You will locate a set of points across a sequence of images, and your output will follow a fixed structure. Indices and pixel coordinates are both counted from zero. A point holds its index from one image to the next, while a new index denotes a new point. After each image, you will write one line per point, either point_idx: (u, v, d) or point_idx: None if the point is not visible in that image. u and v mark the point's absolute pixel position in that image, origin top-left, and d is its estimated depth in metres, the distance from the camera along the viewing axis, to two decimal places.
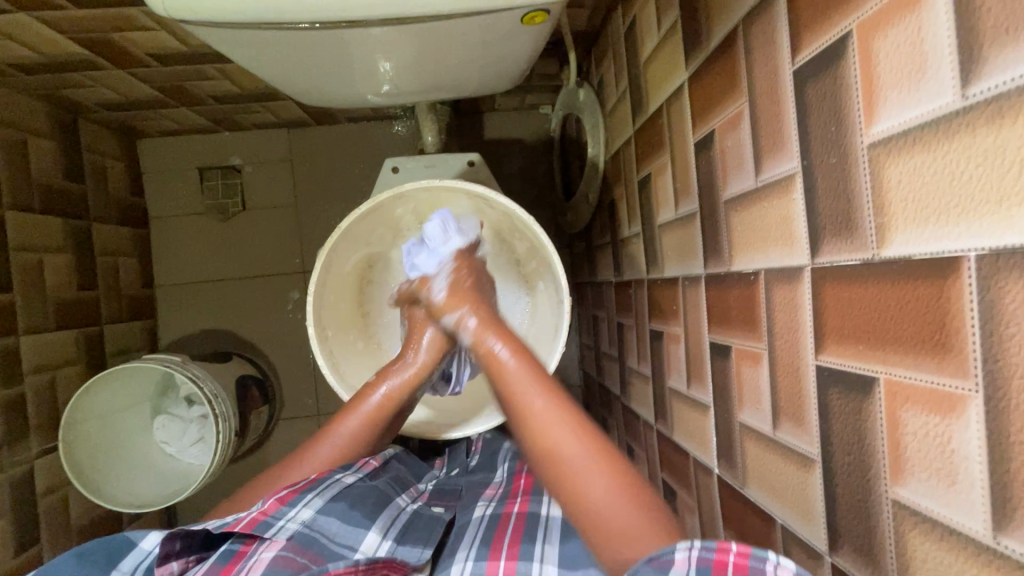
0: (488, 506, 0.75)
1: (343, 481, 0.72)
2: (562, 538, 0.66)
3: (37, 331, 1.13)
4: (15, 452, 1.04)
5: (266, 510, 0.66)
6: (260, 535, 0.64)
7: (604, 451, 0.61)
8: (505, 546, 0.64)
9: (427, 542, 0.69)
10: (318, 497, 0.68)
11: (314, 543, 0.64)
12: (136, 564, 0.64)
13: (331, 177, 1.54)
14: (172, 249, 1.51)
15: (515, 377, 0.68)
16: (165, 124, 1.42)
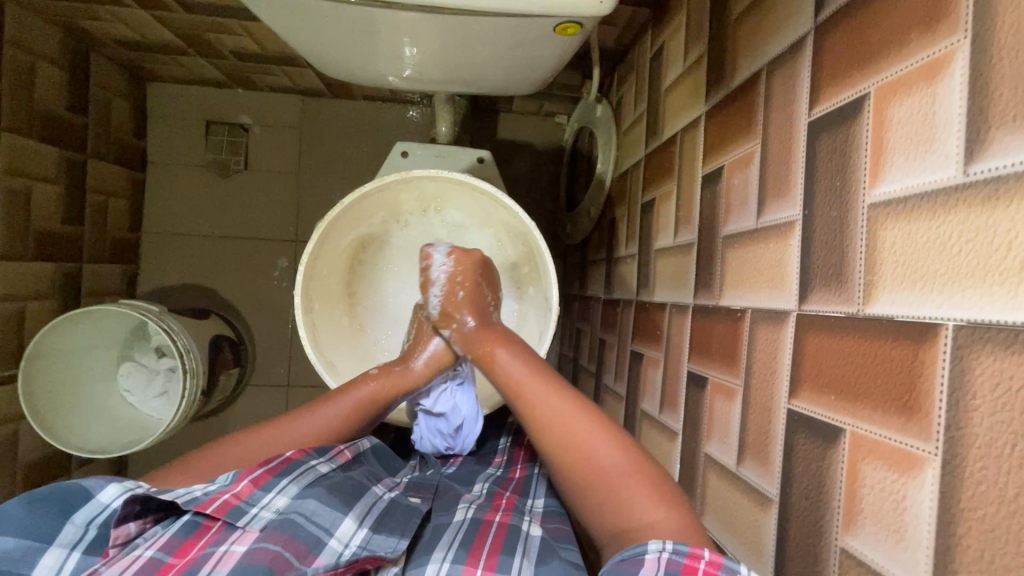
0: (469, 511, 0.74)
1: (316, 470, 0.70)
2: (539, 559, 0.65)
3: (16, 259, 1.10)
4: None
5: (240, 493, 0.65)
6: (231, 522, 0.62)
7: (604, 429, 0.62)
8: (483, 555, 0.64)
9: (404, 532, 0.68)
10: (292, 484, 0.67)
11: (286, 525, 0.62)
12: (89, 518, 0.59)
13: (339, 151, 1.53)
14: (166, 198, 1.49)
15: (510, 368, 0.73)
16: (178, 71, 1.40)
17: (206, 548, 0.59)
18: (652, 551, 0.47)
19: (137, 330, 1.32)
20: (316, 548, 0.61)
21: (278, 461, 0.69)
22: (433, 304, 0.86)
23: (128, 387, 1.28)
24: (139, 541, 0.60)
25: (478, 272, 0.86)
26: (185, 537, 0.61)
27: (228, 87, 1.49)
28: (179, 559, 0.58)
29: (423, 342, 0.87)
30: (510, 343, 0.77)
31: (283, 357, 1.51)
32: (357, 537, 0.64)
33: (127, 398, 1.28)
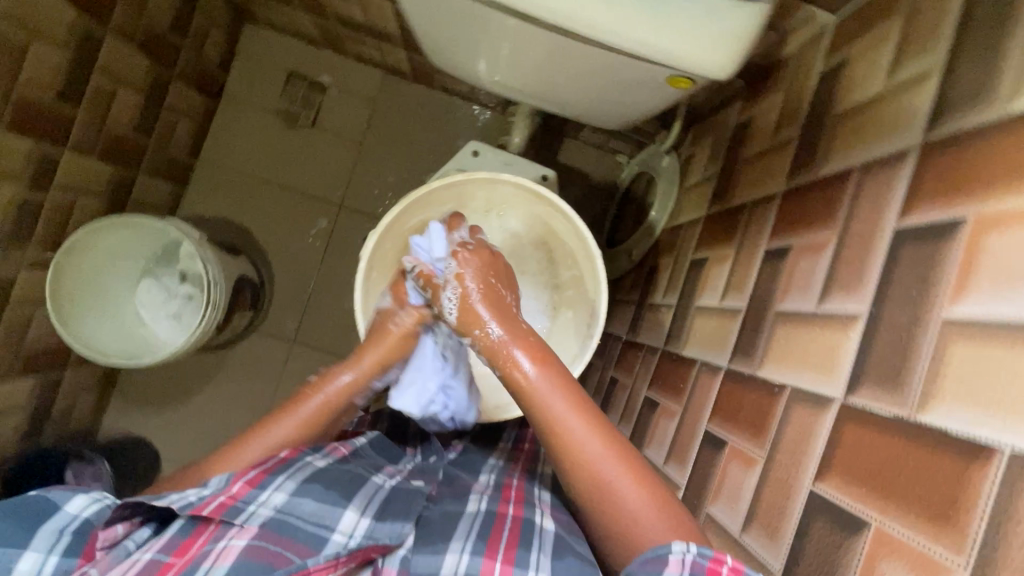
0: (482, 503, 0.77)
1: (313, 465, 0.76)
2: (556, 552, 0.66)
3: (82, 153, 1.13)
4: (10, 254, 1.03)
5: (236, 494, 0.69)
6: (229, 519, 0.66)
7: (645, 482, 0.62)
8: (501, 548, 0.67)
9: (407, 518, 0.72)
10: (288, 480, 0.72)
11: (283, 525, 0.67)
12: (61, 525, 0.64)
13: (405, 132, 1.56)
14: (230, 133, 1.53)
15: (550, 397, 0.68)
16: (278, 18, 1.44)
17: (206, 546, 0.64)
18: (675, 552, 0.49)
19: (166, 250, 1.35)
20: (318, 544, 0.66)
21: (274, 461, 0.74)
22: (450, 310, 0.80)
23: (144, 301, 1.31)
24: (124, 543, 0.65)
25: (489, 271, 0.81)
26: (177, 537, 0.66)
27: (318, 46, 1.53)
28: (177, 555, 0.63)
29: (383, 337, 0.88)
30: (548, 367, 0.71)
31: (297, 315, 1.52)
32: (360, 528, 0.69)
33: (140, 313, 1.30)
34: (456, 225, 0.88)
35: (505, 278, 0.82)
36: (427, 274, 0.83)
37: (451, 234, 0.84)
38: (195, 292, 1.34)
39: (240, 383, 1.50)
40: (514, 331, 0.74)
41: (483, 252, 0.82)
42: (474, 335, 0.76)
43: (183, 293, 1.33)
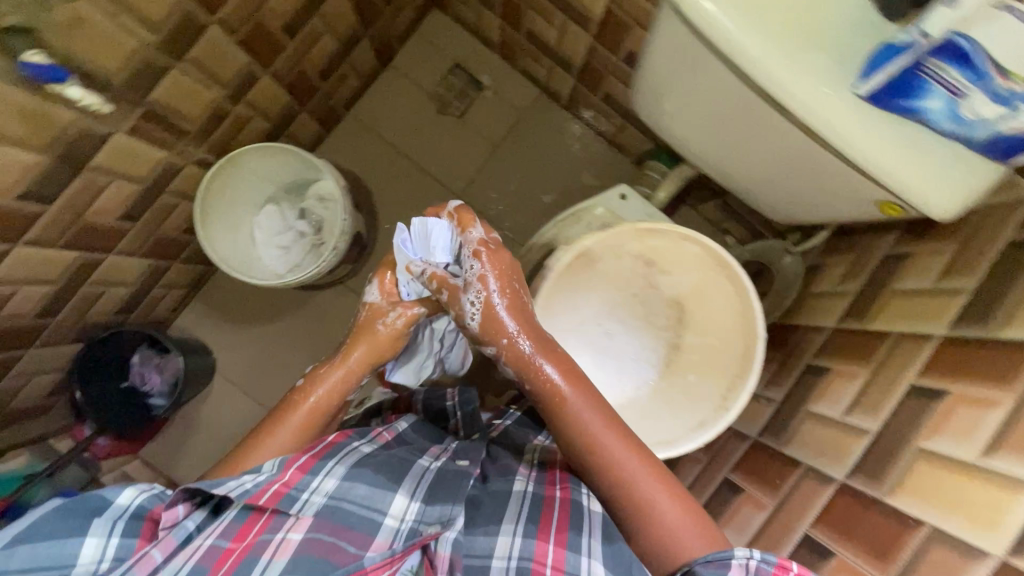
0: (528, 483, 0.79)
1: (360, 449, 0.80)
2: (607, 536, 0.71)
3: (276, 81, 1.19)
4: (187, 149, 1.09)
5: (288, 482, 0.71)
6: (285, 509, 0.69)
7: (673, 488, 0.75)
8: (553, 531, 0.71)
9: (457, 498, 0.75)
10: (337, 467, 0.75)
11: (335, 512, 0.70)
12: (114, 516, 0.64)
13: (539, 150, 1.63)
14: (384, 100, 1.61)
15: (585, 412, 0.79)
16: (469, 15, 1.53)
17: (263, 536, 0.67)
18: (741, 556, 0.64)
19: (297, 187, 1.41)
20: (375, 530, 0.70)
21: (322, 446, 0.79)
22: (473, 313, 0.86)
23: (264, 226, 1.37)
24: (182, 525, 0.67)
25: (507, 275, 0.88)
26: (232, 528, 0.67)
27: (490, 49, 1.61)
28: (237, 545, 0.65)
29: (375, 335, 0.94)
30: (578, 384, 0.82)
31: None
32: (410, 513, 0.73)
33: (256, 235, 1.37)
34: (469, 226, 0.91)
35: (518, 280, 0.90)
36: (439, 275, 0.90)
37: (471, 240, 0.90)
38: (309, 233, 1.40)
39: (311, 327, 1.54)
40: (539, 334, 0.84)
41: (496, 251, 0.89)
42: (501, 342, 0.85)
43: (304, 230, 1.39)
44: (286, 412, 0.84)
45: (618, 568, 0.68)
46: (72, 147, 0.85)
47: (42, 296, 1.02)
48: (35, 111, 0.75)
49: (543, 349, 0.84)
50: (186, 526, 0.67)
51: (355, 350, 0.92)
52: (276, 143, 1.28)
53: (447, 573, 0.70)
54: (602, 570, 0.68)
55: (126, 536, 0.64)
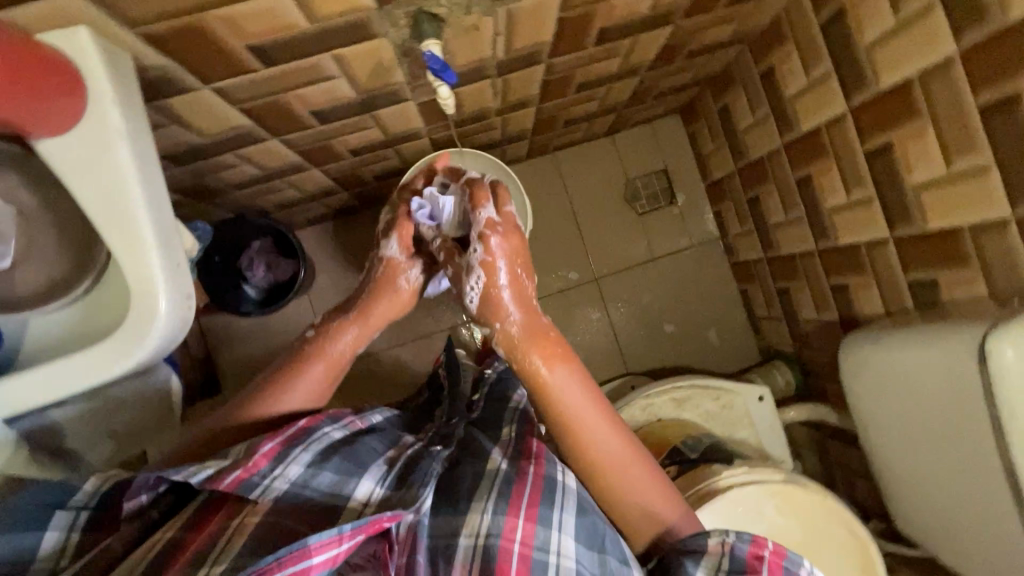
0: (502, 461, 0.79)
1: (330, 435, 0.82)
2: (577, 511, 0.75)
3: (535, 114, 1.24)
4: (436, 131, 1.14)
5: (251, 468, 0.73)
6: (248, 495, 0.71)
7: (644, 484, 0.82)
8: (524, 506, 0.73)
9: (422, 480, 0.75)
10: (302, 454, 0.77)
11: (296, 500, 0.72)
12: (78, 506, 0.70)
13: (686, 284, 1.66)
14: (587, 160, 1.65)
15: (565, 396, 0.86)
16: (705, 143, 1.57)
17: (223, 521, 0.68)
18: (716, 542, 0.72)
19: None
20: (333, 514, 0.71)
21: (298, 431, 0.80)
22: (474, 298, 0.96)
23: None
24: (147, 514, 0.72)
25: (511, 261, 0.96)
26: (193, 521, 0.70)
27: (700, 177, 1.66)
28: (195, 536, 0.67)
29: (397, 292, 1.05)
30: (568, 371, 0.88)
31: None
32: (372, 496, 0.73)
33: None
34: (482, 201, 0.97)
35: (521, 274, 0.97)
36: (446, 249, 0.99)
37: (479, 224, 0.96)
38: None
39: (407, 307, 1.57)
40: (532, 331, 0.92)
41: (505, 234, 0.96)
42: (497, 327, 0.94)
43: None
44: (298, 374, 0.93)
45: (587, 541, 0.74)
46: (377, 99, 0.89)
47: (247, 175, 1.06)
48: (385, 70, 0.80)
49: (535, 339, 0.91)
50: (147, 515, 0.72)
51: (372, 309, 1.02)
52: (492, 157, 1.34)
53: (411, 553, 0.72)
54: (573, 544, 0.72)
55: (86, 529, 0.70)
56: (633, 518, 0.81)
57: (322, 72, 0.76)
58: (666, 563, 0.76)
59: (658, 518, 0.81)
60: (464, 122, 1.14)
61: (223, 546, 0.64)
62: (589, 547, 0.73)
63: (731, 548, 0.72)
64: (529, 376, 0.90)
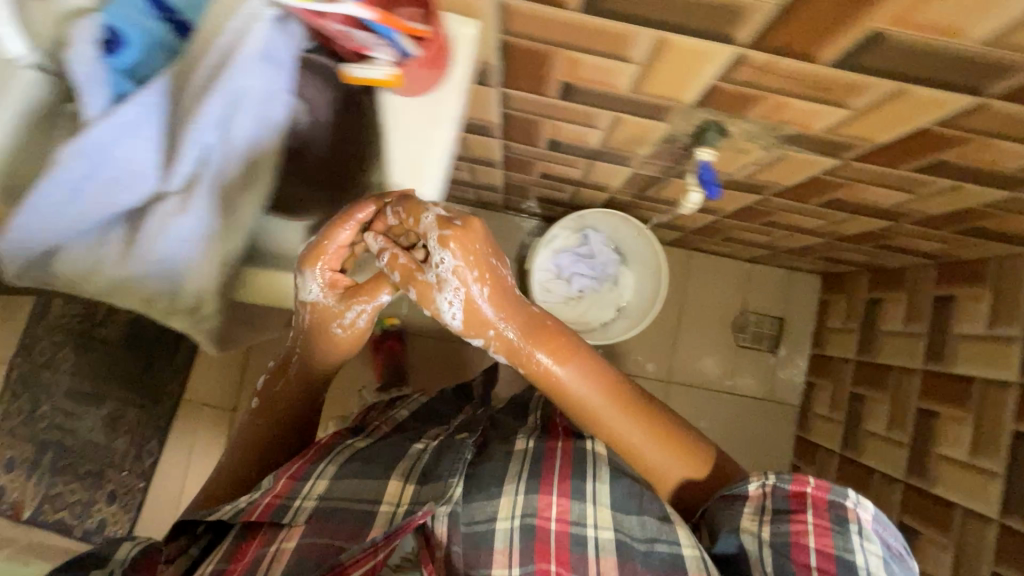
0: (529, 442, 0.93)
1: (351, 445, 0.97)
2: (609, 479, 0.86)
3: (709, 221, 1.26)
4: (621, 193, 1.17)
5: (277, 494, 0.87)
6: (276, 517, 0.84)
7: (662, 447, 0.86)
8: (558, 483, 0.86)
9: (451, 471, 0.85)
10: (326, 468, 0.90)
11: (331, 513, 0.84)
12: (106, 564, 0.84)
13: (744, 431, 1.63)
14: (715, 273, 1.65)
15: (576, 387, 0.83)
16: (832, 318, 1.56)
17: (257, 550, 0.83)
18: (756, 487, 0.78)
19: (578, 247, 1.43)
20: (370, 517, 0.84)
21: (325, 449, 0.96)
22: (453, 312, 0.75)
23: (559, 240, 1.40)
24: (190, 551, 0.89)
25: (471, 264, 0.71)
26: (237, 547, 0.85)
27: (809, 343, 1.64)
28: (239, 564, 0.82)
29: (333, 333, 0.81)
30: (573, 359, 0.82)
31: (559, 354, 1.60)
32: (405, 496, 0.85)
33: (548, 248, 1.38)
34: (419, 210, 0.67)
35: (489, 271, 0.73)
36: (396, 264, 0.72)
37: (432, 227, 0.68)
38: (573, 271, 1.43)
39: None
40: (525, 325, 0.79)
41: (465, 227, 0.70)
42: (490, 336, 0.79)
43: (587, 254, 1.43)
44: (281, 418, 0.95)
45: (627, 509, 0.84)
46: (607, 154, 0.92)
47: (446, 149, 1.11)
48: (640, 141, 0.83)
49: (535, 338, 0.80)
50: (191, 554, 0.88)
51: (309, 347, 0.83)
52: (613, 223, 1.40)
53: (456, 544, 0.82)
54: (612, 516, 0.84)
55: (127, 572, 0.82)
56: (665, 477, 0.88)
57: (590, 119, 0.79)
58: (708, 517, 0.84)
59: (685, 479, 0.87)
60: (650, 198, 1.15)
61: (266, 569, 0.79)
62: (629, 513, 0.84)
63: (772, 490, 0.77)
64: (537, 376, 0.83)
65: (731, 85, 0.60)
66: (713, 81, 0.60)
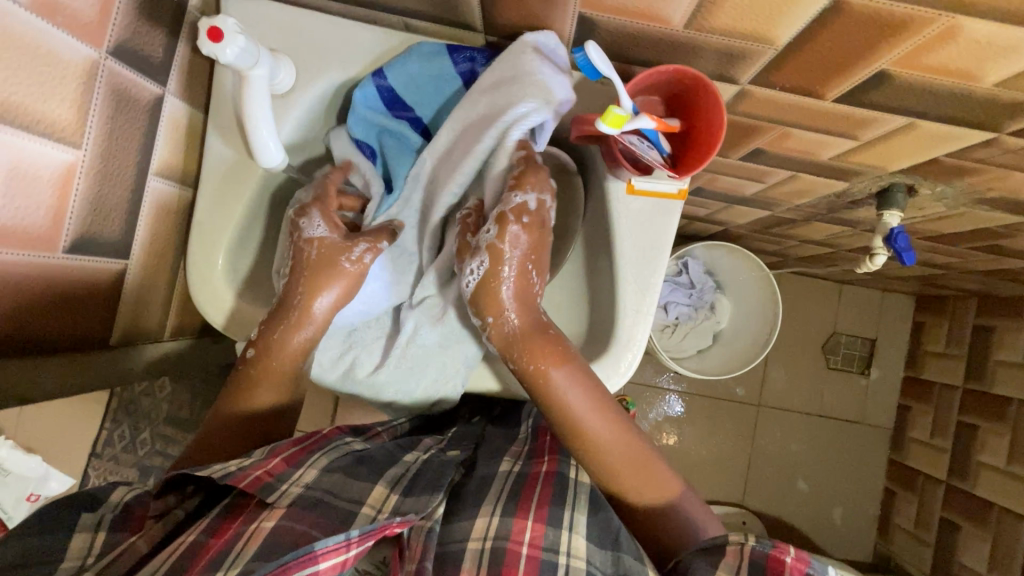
0: (515, 463, 0.67)
1: (347, 445, 0.67)
2: (591, 509, 0.61)
3: (824, 254, 1.23)
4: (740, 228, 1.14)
5: (270, 470, 0.58)
6: (261, 496, 0.56)
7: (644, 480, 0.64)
8: (531, 508, 0.60)
9: (435, 486, 0.61)
10: (319, 459, 0.62)
11: (318, 505, 0.58)
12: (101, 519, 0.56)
13: (837, 454, 1.61)
14: (806, 295, 1.61)
15: (570, 404, 0.55)
16: (931, 341, 1.52)
17: (241, 527, 0.55)
18: (732, 545, 0.56)
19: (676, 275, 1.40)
20: (347, 519, 0.57)
21: (316, 439, 0.66)
22: (469, 284, 0.55)
23: None
24: (175, 513, 0.59)
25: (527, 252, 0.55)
26: (218, 522, 0.57)
27: (904, 366, 1.60)
28: (217, 541, 0.54)
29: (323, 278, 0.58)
30: (566, 360, 0.55)
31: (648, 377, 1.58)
32: (388, 506, 0.59)
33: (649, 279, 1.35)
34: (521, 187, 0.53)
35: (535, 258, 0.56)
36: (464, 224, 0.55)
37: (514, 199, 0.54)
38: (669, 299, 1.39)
39: None
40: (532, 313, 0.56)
41: (538, 227, 0.55)
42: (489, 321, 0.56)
43: (686, 282, 1.40)
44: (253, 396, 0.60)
45: (604, 540, 0.59)
46: (755, 200, 0.90)
47: None
48: (804, 193, 0.81)
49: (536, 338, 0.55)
50: (175, 514, 0.59)
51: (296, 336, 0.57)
52: (715, 256, 1.37)
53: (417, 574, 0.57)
54: (586, 545, 0.58)
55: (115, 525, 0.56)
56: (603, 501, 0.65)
57: (761, 174, 0.77)
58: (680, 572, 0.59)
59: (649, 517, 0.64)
60: (772, 233, 1.13)
61: (238, 554, 0.52)
62: (603, 546, 0.59)
63: (750, 554, 0.55)
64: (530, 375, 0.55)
65: (958, 160, 0.58)
66: (939, 156, 0.58)
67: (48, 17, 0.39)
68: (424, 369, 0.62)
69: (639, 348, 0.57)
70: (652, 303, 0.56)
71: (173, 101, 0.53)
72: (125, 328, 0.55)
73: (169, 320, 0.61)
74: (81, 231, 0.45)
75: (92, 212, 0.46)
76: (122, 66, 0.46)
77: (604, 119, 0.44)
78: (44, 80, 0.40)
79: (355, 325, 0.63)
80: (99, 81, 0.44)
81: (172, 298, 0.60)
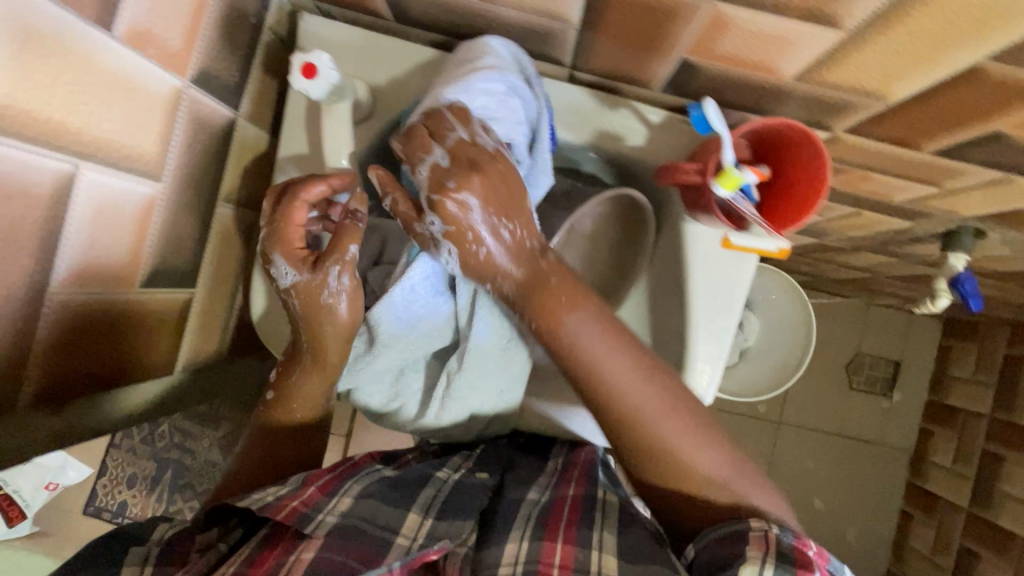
0: (543, 492, 0.59)
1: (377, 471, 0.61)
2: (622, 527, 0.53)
3: (860, 279, 1.21)
4: None
5: (306, 500, 0.54)
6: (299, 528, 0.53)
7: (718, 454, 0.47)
8: (562, 531, 0.53)
9: (467, 515, 0.56)
10: (354, 484, 0.57)
11: (356, 535, 0.53)
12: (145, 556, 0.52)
13: (854, 475, 1.60)
14: (831, 314, 1.60)
15: (589, 355, 0.48)
16: (957, 368, 1.50)
17: (276, 561, 0.51)
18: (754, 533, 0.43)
19: None
20: (382, 552, 0.53)
21: (350, 465, 0.62)
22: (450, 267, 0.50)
23: None
24: (218, 547, 0.55)
25: (487, 205, 0.46)
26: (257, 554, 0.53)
27: (926, 389, 1.59)
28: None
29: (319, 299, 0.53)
30: (584, 304, 0.49)
31: None
32: (421, 532, 0.55)
33: None
34: (426, 148, 0.45)
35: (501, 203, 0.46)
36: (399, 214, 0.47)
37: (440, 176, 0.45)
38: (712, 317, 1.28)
39: None
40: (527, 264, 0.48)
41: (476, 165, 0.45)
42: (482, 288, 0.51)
43: None
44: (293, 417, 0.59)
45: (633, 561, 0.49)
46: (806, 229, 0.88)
47: None
48: (860, 226, 0.79)
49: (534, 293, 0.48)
50: (216, 549, 0.54)
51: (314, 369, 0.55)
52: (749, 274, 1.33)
53: None
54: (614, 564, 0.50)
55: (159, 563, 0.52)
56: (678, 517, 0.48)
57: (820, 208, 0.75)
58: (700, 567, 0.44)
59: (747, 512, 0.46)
60: (810, 257, 1.11)
61: None
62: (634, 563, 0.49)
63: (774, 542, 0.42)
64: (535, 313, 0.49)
65: None
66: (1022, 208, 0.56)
67: (142, 48, 0.37)
68: (472, 397, 0.57)
69: (704, 394, 0.55)
70: (722, 347, 0.55)
71: (244, 123, 0.51)
72: (188, 358, 0.53)
73: (227, 343, 0.60)
74: (155, 263, 0.44)
75: (167, 243, 0.45)
76: (202, 94, 0.44)
77: (721, 182, 0.43)
78: (135, 114, 0.38)
79: (401, 366, 0.58)
80: (180, 110, 0.42)
81: (230, 321, 0.59)
